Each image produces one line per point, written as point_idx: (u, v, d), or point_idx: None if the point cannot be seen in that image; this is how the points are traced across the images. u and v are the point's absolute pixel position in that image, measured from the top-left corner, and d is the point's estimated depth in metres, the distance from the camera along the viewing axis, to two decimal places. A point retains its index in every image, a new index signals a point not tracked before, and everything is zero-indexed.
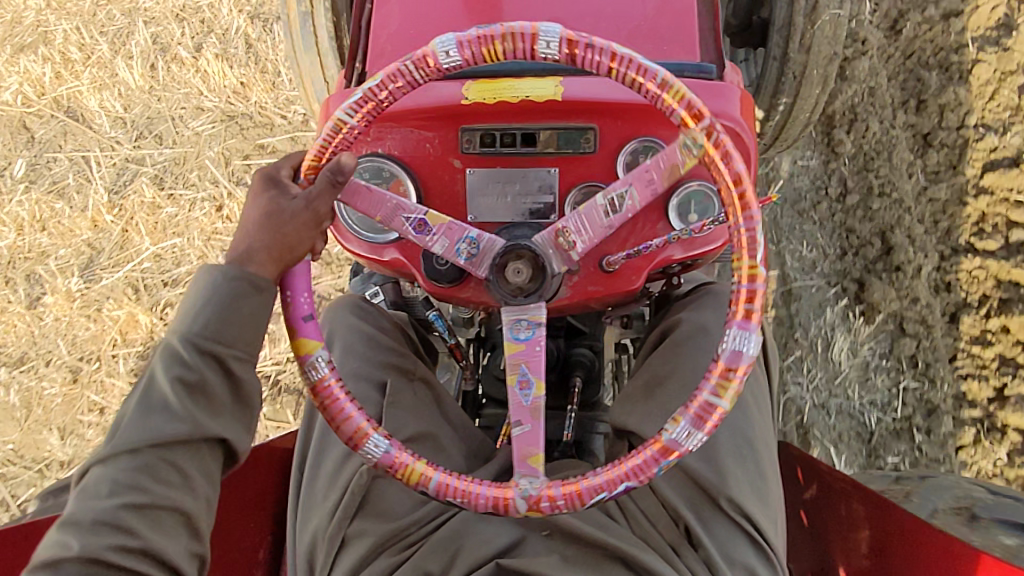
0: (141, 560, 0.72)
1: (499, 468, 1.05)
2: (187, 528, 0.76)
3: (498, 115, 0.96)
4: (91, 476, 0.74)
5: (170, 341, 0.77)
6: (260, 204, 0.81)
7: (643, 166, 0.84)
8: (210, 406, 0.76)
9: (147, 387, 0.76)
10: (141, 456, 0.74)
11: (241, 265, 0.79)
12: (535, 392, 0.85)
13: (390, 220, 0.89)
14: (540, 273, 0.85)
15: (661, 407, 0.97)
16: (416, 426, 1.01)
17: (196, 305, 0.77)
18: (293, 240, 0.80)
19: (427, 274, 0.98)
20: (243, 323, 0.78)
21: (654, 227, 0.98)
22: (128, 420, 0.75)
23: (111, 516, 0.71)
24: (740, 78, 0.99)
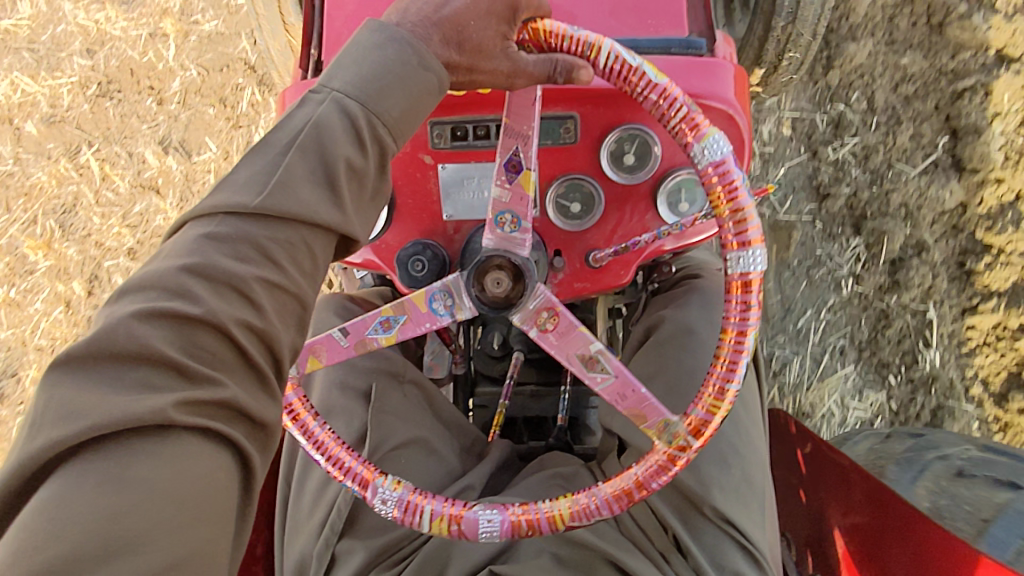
0: (256, 347, 0.54)
1: (494, 464, 1.03)
2: (297, 318, 0.58)
3: (469, 107, 0.88)
4: (221, 226, 0.56)
5: (338, 98, 0.62)
6: (472, 15, 0.70)
7: (635, 383, 0.81)
8: (360, 200, 0.61)
9: (308, 146, 0.59)
10: (287, 229, 0.57)
11: (400, 35, 0.65)
12: (382, 339, 0.86)
13: (509, 135, 0.82)
14: (522, 283, 0.81)
15: (644, 417, 0.95)
16: (407, 432, 0.98)
17: (375, 72, 0.63)
18: (477, 52, 0.71)
19: (403, 281, 0.93)
20: (412, 126, 0.65)
21: (643, 219, 0.92)
22: (283, 166, 0.58)
23: (239, 279, 0.53)
24: (733, 51, 0.92)
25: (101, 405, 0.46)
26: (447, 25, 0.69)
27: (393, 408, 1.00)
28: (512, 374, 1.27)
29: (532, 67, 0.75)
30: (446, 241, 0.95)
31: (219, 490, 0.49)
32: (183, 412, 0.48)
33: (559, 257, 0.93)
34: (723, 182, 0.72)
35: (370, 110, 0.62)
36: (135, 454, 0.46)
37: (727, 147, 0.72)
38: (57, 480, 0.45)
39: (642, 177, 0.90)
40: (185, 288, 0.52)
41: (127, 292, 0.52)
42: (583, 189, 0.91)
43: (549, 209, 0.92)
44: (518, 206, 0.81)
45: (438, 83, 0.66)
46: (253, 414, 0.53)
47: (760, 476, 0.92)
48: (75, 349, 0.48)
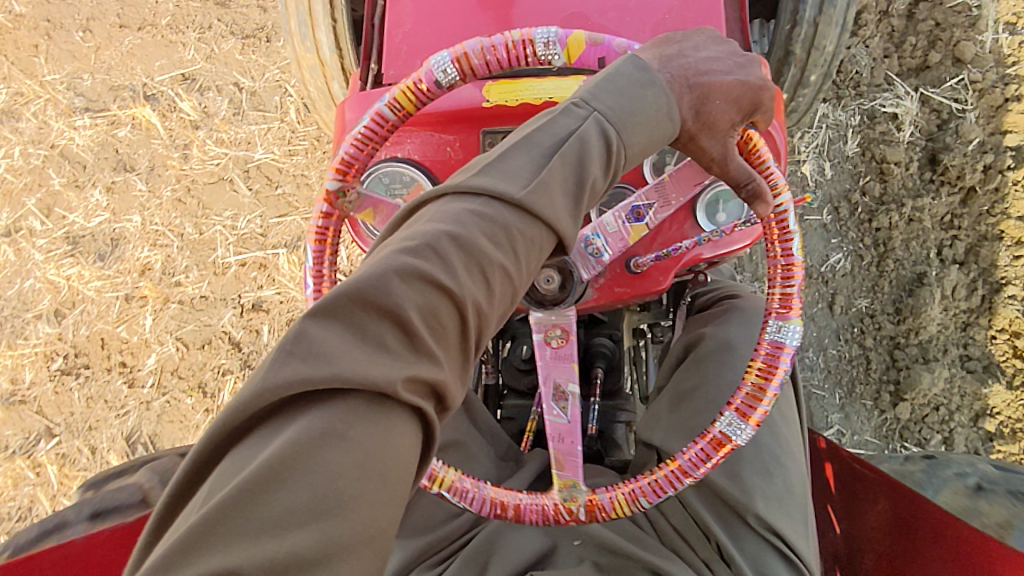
0: (466, 333, 0.60)
1: (530, 471, 1.06)
2: (502, 311, 0.65)
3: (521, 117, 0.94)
4: (480, 206, 0.62)
5: (597, 119, 0.68)
6: (718, 99, 0.75)
7: (578, 441, 0.87)
8: (587, 214, 0.68)
9: (568, 154, 0.66)
10: (535, 226, 0.63)
11: (656, 73, 0.72)
12: None
13: (660, 190, 0.87)
14: (565, 292, 0.87)
15: (683, 426, 0.98)
16: (445, 437, 1.03)
17: (633, 107, 0.69)
18: (709, 126, 0.75)
19: None
20: (639, 159, 0.71)
21: (682, 228, 0.97)
22: (546, 170, 0.64)
23: (479, 263, 0.60)
24: (768, 71, 0.97)
25: (358, 359, 0.53)
26: (696, 107, 0.74)
27: (438, 413, 1.05)
28: None
29: (735, 165, 0.78)
30: None
31: (410, 465, 0.55)
32: (409, 386, 0.54)
33: None
34: (774, 351, 0.80)
35: (620, 140, 0.68)
36: (365, 414, 0.52)
37: (794, 342, 0.80)
38: (304, 416, 0.51)
39: (682, 188, 0.95)
40: (440, 256, 0.58)
41: (388, 249, 0.59)
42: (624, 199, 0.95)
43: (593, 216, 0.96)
44: (615, 244, 0.86)
45: (670, 133, 0.72)
46: (449, 397, 0.59)
47: (801, 487, 0.95)
48: (342, 292, 0.55)
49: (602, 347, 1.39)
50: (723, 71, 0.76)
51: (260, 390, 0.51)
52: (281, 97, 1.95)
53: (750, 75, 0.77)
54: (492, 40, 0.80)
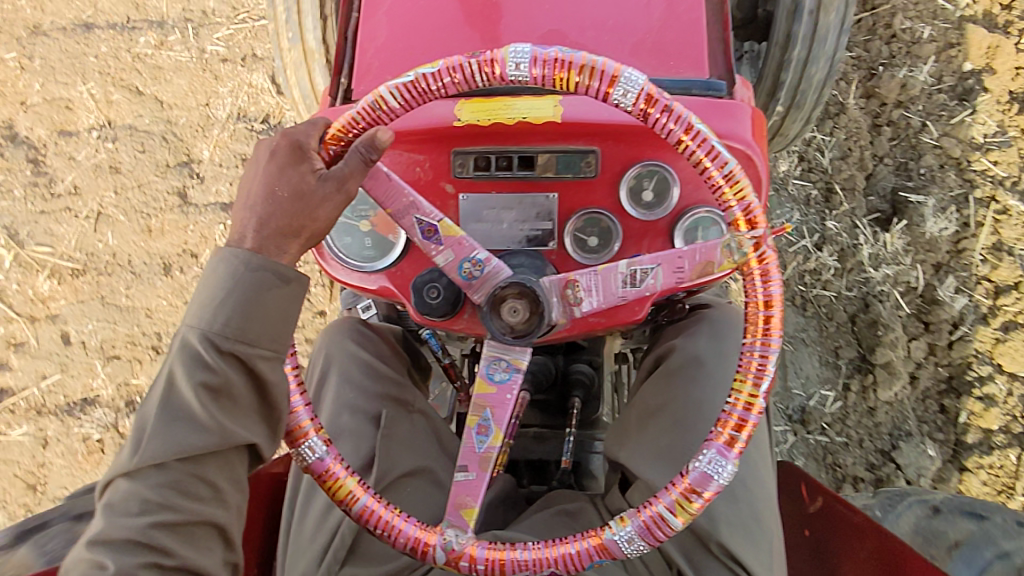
0: (174, 572, 0.74)
1: (499, 502, 1.02)
2: (217, 537, 0.78)
3: (496, 137, 0.90)
4: (120, 491, 0.74)
5: (186, 335, 0.74)
6: (271, 181, 0.76)
7: (676, 254, 0.81)
8: (234, 410, 0.75)
9: (168, 393, 0.74)
10: (170, 471, 0.74)
11: (234, 256, 0.75)
12: (491, 439, 0.83)
13: (400, 216, 0.85)
14: (539, 308, 0.80)
15: (650, 448, 0.95)
16: (411, 463, 0.98)
17: (211, 298, 0.74)
18: (301, 195, 0.76)
19: (417, 307, 0.92)
20: (275, 325, 0.76)
21: (660, 254, 0.92)
22: (150, 424, 0.73)
23: (141, 534, 0.72)
24: (750, 95, 0.93)
25: None
26: (261, 203, 0.76)
27: (402, 436, 1.00)
28: (519, 413, 1.23)
29: (348, 169, 0.77)
30: None
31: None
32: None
33: None
34: (554, 67, 0.72)
35: (212, 343, 0.73)
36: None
37: (529, 48, 0.73)
38: None
39: (659, 214, 0.91)
40: (98, 560, 0.71)
41: (68, 570, 0.73)
42: (601, 224, 0.91)
43: (566, 242, 0.92)
44: (465, 247, 0.83)
45: (295, 278, 0.77)
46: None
47: (769, 515, 0.91)
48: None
49: (580, 373, 1.34)
50: (246, 184, 0.79)
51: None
52: (267, 98, 1.90)
53: (268, 147, 0.80)
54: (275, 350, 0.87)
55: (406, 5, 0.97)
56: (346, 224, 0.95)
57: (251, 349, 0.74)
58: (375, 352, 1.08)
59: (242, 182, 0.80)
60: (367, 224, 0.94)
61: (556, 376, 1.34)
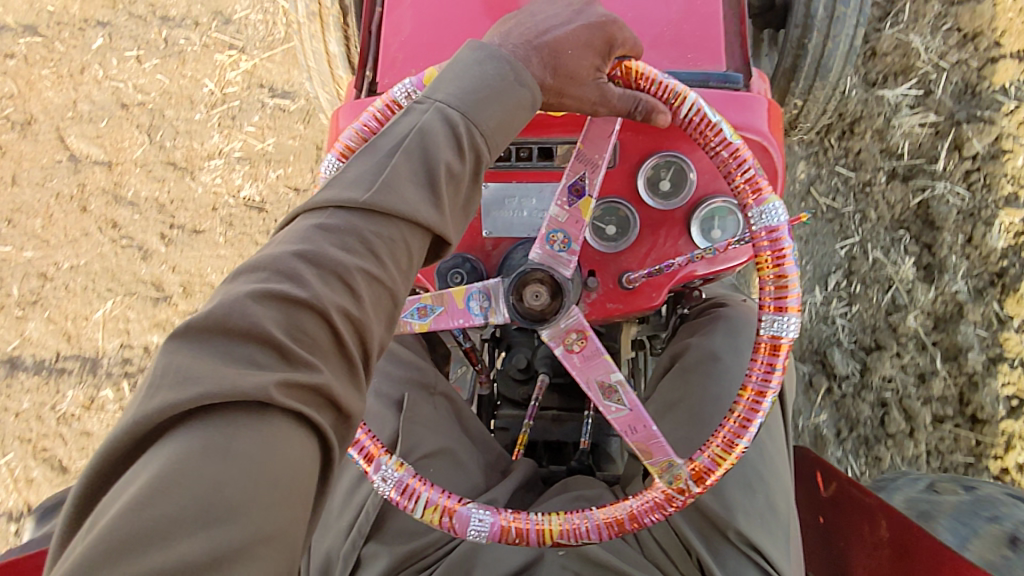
0: (350, 336, 0.57)
1: (518, 481, 1.06)
2: (388, 316, 0.61)
3: (519, 128, 0.92)
4: (331, 218, 0.59)
5: (439, 106, 0.65)
6: (570, 45, 0.75)
7: (647, 420, 0.84)
8: (451, 202, 0.64)
9: (409, 149, 0.63)
10: (388, 226, 0.60)
11: (491, 50, 0.70)
12: (418, 323, 0.88)
13: (580, 160, 0.87)
14: (559, 298, 0.84)
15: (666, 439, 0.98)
16: (436, 443, 1.02)
17: (478, 85, 0.67)
18: (573, 72, 0.75)
19: (441, 291, 0.96)
20: (505, 129, 0.68)
21: (676, 243, 0.95)
22: (388, 169, 0.62)
23: (345, 270, 0.57)
24: (766, 87, 0.95)
25: (221, 372, 0.49)
26: (547, 52, 0.73)
27: (422, 418, 1.05)
28: (537, 396, 1.27)
29: (618, 99, 0.80)
30: (485, 256, 0.98)
31: (306, 471, 0.51)
32: (283, 390, 0.50)
33: (592, 277, 0.96)
34: (773, 245, 0.76)
35: (466, 120, 0.65)
36: (243, 424, 0.48)
37: (782, 216, 0.76)
38: (178, 434, 0.47)
39: (676, 204, 0.93)
40: (296, 272, 0.55)
41: (244, 274, 0.56)
42: (619, 214, 0.94)
43: (585, 230, 0.95)
44: (575, 228, 0.85)
45: (534, 94, 0.71)
46: (339, 403, 0.55)
47: (783, 504, 0.94)
48: (198, 320, 0.52)
49: None
50: (547, 16, 0.76)
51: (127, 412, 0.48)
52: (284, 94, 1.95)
53: (588, 16, 0.78)
54: None
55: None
56: None
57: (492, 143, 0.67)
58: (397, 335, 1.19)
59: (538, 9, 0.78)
60: None
61: None
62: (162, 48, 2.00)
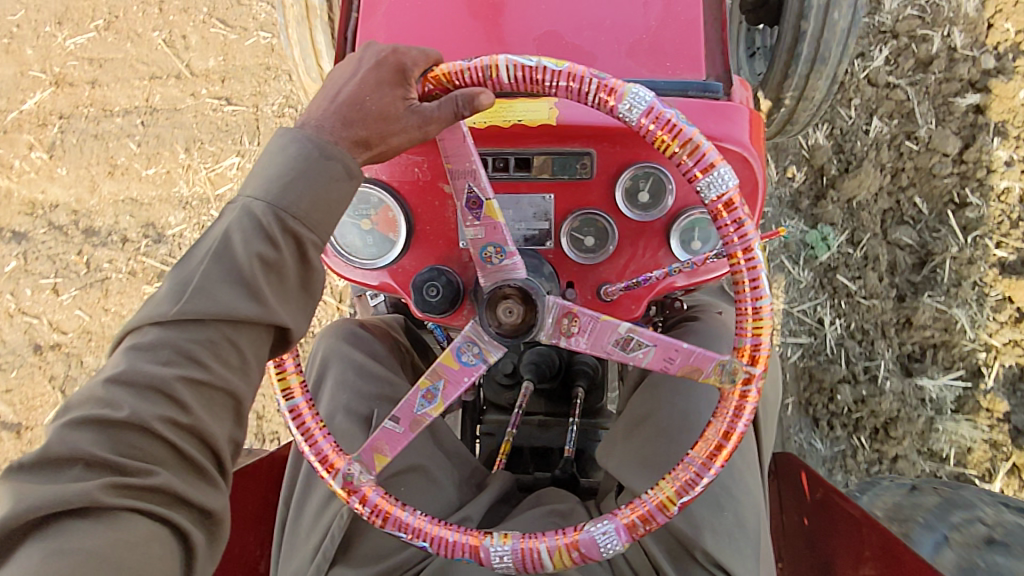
0: (184, 438, 0.64)
1: (492, 496, 1.05)
2: (231, 412, 0.68)
3: (491, 141, 0.90)
4: (145, 338, 0.66)
5: (248, 202, 0.69)
6: (366, 90, 0.75)
7: (677, 343, 0.80)
8: (278, 288, 0.68)
9: (222, 252, 0.67)
10: (206, 329, 0.66)
11: (304, 132, 0.72)
12: (432, 408, 0.86)
13: (456, 176, 0.84)
14: (532, 307, 0.82)
15: (639, 456, 0.96)
16: (404, 458, 1.01)
17: (281, 170, 0.69)
18: (382, 112, 0.75)
19: (417, 304, 0.94)
20: (327, 208, 0.71)
21: (655, 255, 0.94)
22: (200, 276, 0.66)
23: (165, 384, 0.63)
24: (749, 96, 0.93)
25: (49, 488, 0.58)
26: (346, 106, 0.74)
27: None
28: (518, 404, 1.26)
29: (439, 110, 0.75)
30: (462, 268, 0.96)
31: (154, 557, 0.60)
32: (108, 494, 0.59)
33: (570, 289, 0.95)
34: (663, 127, 0.73)
35: (275, 208, 0.68)
36: (79, 529, 0.57)
37: (649, 98, 0.73)
38: (21, 550, 0.56)
39: (655, 215, 0.92)
40: (112, 398, 0.62)
41: (72, 407, 0.63)
42: (598, 224, 0.92)
43: (562, 241, 0.94)
44: (498, 235, 0.84)
45: (349, 160, 0.72)
46: (182, 495, 0.63)
47: (754, 523, 0.92)
48: (27, 457, 0.60)
49: (583, 364, 1.38)
50: (334, 80, 0.77)
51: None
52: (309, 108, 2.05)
53: (371, 59, 0.78)
54: (311, 447, 0.83)
55: (404, 5, 0.98)
56: (345, 222, 0.95)
57: (315, 231, 0.70)
58: (369, 350, 1.15)
59: (333, 77, 0.78)
60: (369, 223, 0.95)
61: (559, 367, 1.36)
62: (195, 67, 2.12)
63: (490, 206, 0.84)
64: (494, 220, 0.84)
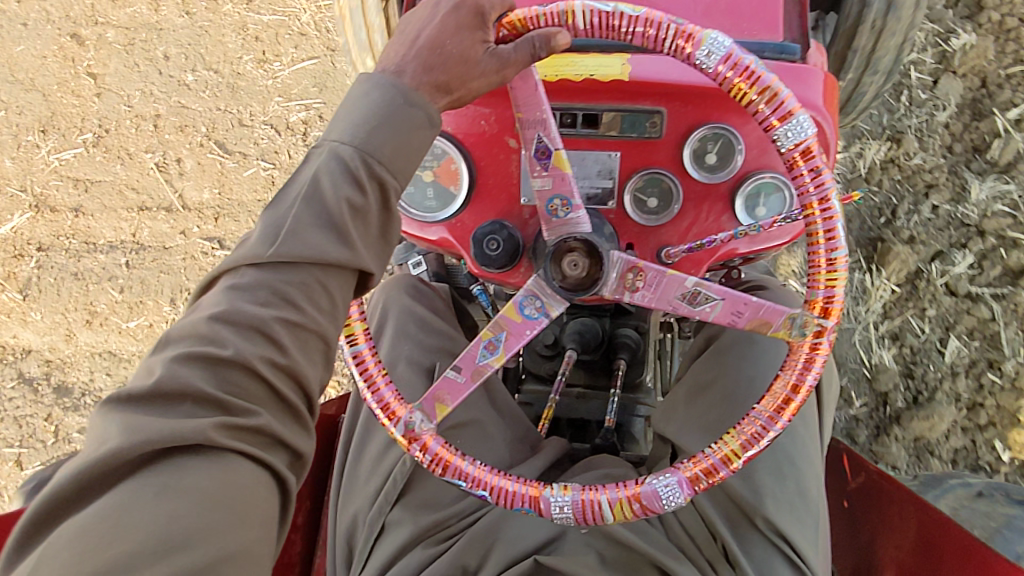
0: (280, 379, 0.66)
1: (542, 457, 1.06)
2: (322, 354, 0.70)
3: (560, 95, 0.90)
4: (243, 278, 0.67)
5: (335, 146, 0.69)
6: (445, 35, 0.73)
7: (745, 296, 0.78)
8: (365, 234, 0.69)
9: (311, 194, 0.67)
10: (298, 271, 0.66)
11: (391, 77, 0.71)
12: (493, 359, 0.86)
13: (527, 126, 0.83)
14: (597, 260, 0.82)
15: (699, 421, 0.98)
16: (462, 414, 1.03)
17: (366, 114, 0.69)
18: (460, 55, 0.74)
19: (477, 258, 0.94)
20: (411, 157, 0.71)
21: (719, 219, 0.93)
22: (291, 219, 0.67)
23: (263, 323, 0.65)
24: (824, 60, 0.92)
25: (164, 423, 0.60)
26: (428, 49, 0.73)
27: None
28: (564, 372, 1.26)
29: (515, 54, 0.76)
30: (521, 224, 0.96)
31: (257, 497, 0.63)
32: (220, 433, 0.61)
33: (630, 251, 0.94)
34: (741, 74, 0.72)
35: (363, 152, 0.68)
36: (192, 465, 0.60)
37: (727, 43, 0.73)
38: (133, 480, 0.58)
39: (721, 177, 0.91)
40: (216, 336, 0.64)
41: (174, 343, 0.66)
42: (662, 185, 0.92)
43: (625, 201, 0.93)
44: (564, 185, 0.83)
45: (432, 110, 0.72)
46: (280, 435, 0.66)
47: (815, 492, 0.92)
48: (136, 389, 0.63)
49: (626, 339, 1.36)
50: (413, 23, 0.75)
51: (73, 469, 0.58)
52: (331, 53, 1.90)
53: None
54: (375, 394, 0.84)
55: None
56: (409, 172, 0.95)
57: (400, 177, 0.70)
58: (429, 306, 1.16)
59: (408, 21, 0.76)
60: (431, 175, 0.95)
61: (603, 338, 1.36)
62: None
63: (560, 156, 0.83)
64: (562, 170, 0.83)
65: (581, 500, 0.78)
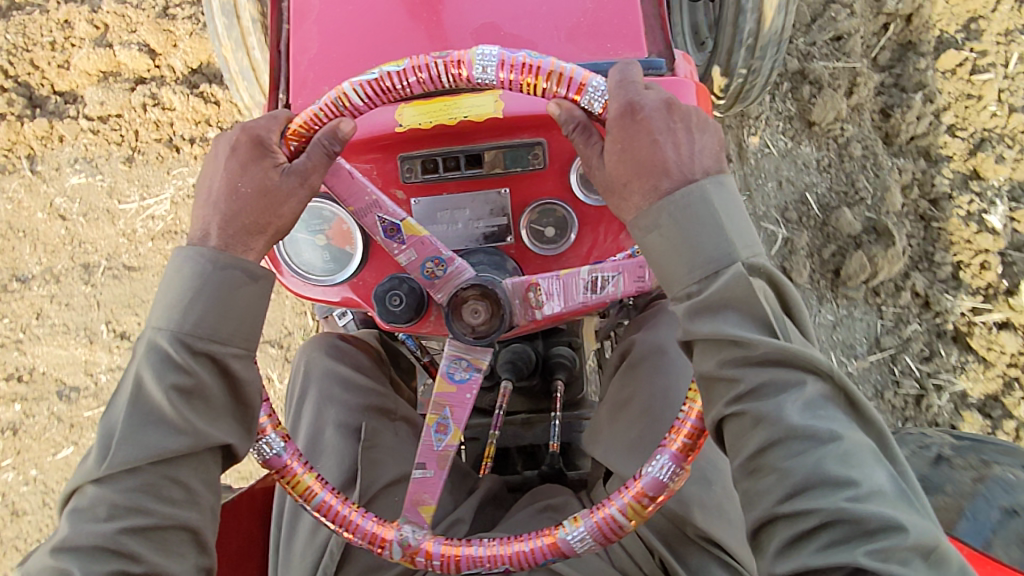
0: None
1: (484, 498, 1.05)
2: (188, 543, 0.78)
3: (440, 141, 0.89)
4: (88, 494, 0.76)
5: (155, 336, 0.77)
6: (235, 178, 0.81)
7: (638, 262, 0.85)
8: (205, 411, 0.77)
9: (137, 394, 0.76)
10: (142, 472, 0.75)
11: (186, 253, 0.79)
12: (450, 436, 0.84)
13: (364, 214, 0.86)
14: (498, 306, 0.82)
15: (625, 441, 0.96)
16: (394, 470, 1.00)
17: (173, 303, 0.77)
18: (259, 191, 0.81)
19: (380, 315, 0.92)
20: (232, 321, 0.78)
21: (617, 239, 0.92)
22: (122, 421, 0.76)
23: (111, 539, 0.74)
24: (692, 68, 0.94)
25: None
26: (224, 201, 0.81)
27: (387, 445, 1.03)
28: (501, 405, 1.23)
29: (311, 160, 0.80)
30: None
31: None
32: None
33: None
34: (521, 71, 0.77)
35: (178, 339, 0.76)
36: None
37: (497, 52, 0.77)
38: None
39: None
40: (66, 562, 0.73)
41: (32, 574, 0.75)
42: (556, 214, 0.91)
43: (522, 235, 0.92)
44: (426, 247, 0.84)
45: (246, 264, 0.79)
46: None
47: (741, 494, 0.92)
48: None
49: (561, 357, 1.34)
50: (207, 179, 0.84)
51: None
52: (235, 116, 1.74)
53: (230, 144, 0.83)
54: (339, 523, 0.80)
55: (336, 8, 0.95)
56: (303, 239, 0.93)
57: (222, 345, 0.77)
58: (353, 363, 1.13)
59: (204, 178, 0.85)
60: (324, 237, 0.93)
61: (536, 363, 1.33)
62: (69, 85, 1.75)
63: (410, 225, 0.85)
64: (416, 235, 0.84)
65: (599, 522, 0.75)
